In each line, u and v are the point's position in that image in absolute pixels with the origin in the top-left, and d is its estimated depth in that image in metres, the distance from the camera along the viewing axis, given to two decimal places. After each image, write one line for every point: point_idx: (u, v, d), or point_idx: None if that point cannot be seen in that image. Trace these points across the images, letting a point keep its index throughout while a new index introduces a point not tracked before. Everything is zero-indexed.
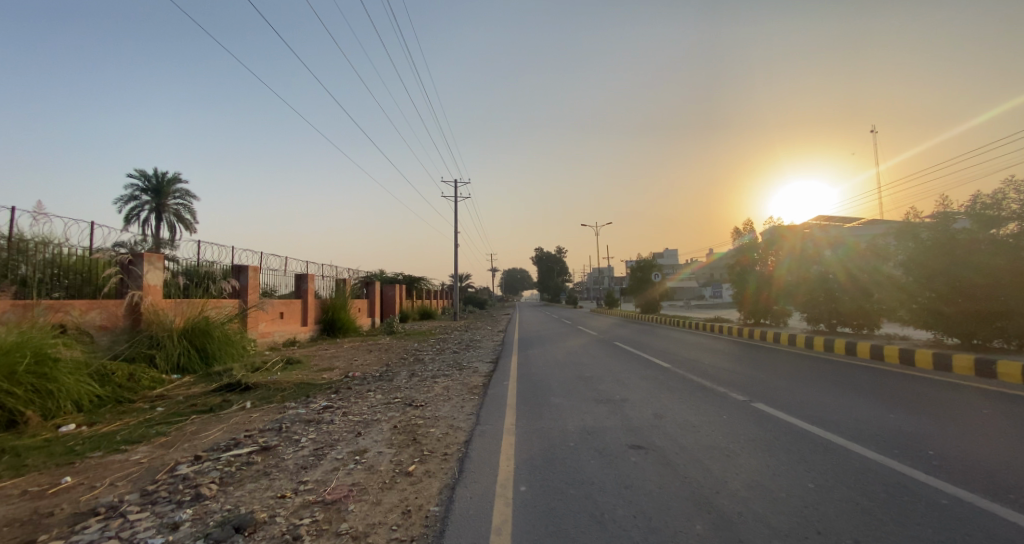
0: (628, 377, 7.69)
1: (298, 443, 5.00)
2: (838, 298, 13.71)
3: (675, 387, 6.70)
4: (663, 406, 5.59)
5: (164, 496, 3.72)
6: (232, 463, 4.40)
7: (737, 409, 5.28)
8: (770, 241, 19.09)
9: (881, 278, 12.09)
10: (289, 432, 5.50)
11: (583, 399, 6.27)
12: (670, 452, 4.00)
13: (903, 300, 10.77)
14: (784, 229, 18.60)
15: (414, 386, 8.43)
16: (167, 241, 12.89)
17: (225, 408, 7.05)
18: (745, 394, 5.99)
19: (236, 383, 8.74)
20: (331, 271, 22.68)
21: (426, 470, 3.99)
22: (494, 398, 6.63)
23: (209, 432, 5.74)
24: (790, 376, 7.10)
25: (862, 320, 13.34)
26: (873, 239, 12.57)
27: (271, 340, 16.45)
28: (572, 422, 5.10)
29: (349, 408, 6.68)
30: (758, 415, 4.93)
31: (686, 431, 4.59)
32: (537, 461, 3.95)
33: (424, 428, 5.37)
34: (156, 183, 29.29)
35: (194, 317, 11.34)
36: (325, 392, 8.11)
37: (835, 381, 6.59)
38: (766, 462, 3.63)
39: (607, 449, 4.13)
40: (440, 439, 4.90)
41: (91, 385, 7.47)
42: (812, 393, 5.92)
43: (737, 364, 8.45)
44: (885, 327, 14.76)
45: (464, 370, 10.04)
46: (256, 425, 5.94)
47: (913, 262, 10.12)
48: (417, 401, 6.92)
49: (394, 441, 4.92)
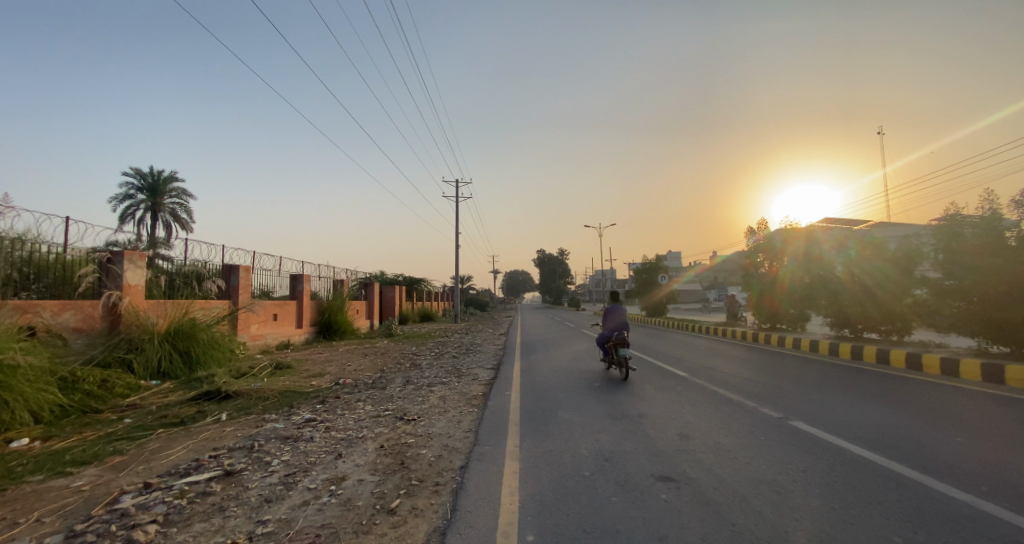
0: (642, 388, 7.00)
1: (268, 468, 4.32)
2: (866, 297, 12.77)
3: (697, 400, 6.00)
4: (688, 425, 4.90)
5: (91, 539, 3.01)
6: (184, 495, 3.71)
7: (774, 429, 4.60)
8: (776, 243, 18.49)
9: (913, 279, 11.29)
10: (260, 452, 4.81)
11: (595, 414, 5.58)
12: (706, 488, 3.30)
13: (939, 303, 9.99)
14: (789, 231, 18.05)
15: (407, 395, 7.74)
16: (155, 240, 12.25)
17: (197, 421, 6.37)
18: (779, 409, 5.32)
19: (215, 392, 8.07)
20: (329, 272, 22.05)
21: (412, 508, 3.32)
22: (495, 413, 5.94)
23: (171, 451, 5.05)
24: (821, 388, 6.45)
25: (891, 325, 12.52)
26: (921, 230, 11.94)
27: (262, 342, 15.79)
28: (584, 444, 4.41)
29: (333, 422, 6.00)
30: (803, 438, 4.25)
31: (720, 458, 3.90)
32: (546, 498, 3.27)
33: (414, 448, 4.69)
34: (152, 183, 28.73)
35: (178, 319, 10.71)
36: (311, 402, 7.43)
37: (877, 395, 5.88)
38: (831, 506, 2.95)
39: (630, 482, 3.45)
40: (431, 464, 4.22)
41: (54, 393, 6.80)
42: (858, 409, 5.25)
43: (761, 374, 7.70)
44: (915, 334, 13.80)
45: (463, 378, 9.37)
46: (226, 442, 5.26)
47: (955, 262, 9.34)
48: (409, 414, 6.25)
49: (379, 466, 4.23)
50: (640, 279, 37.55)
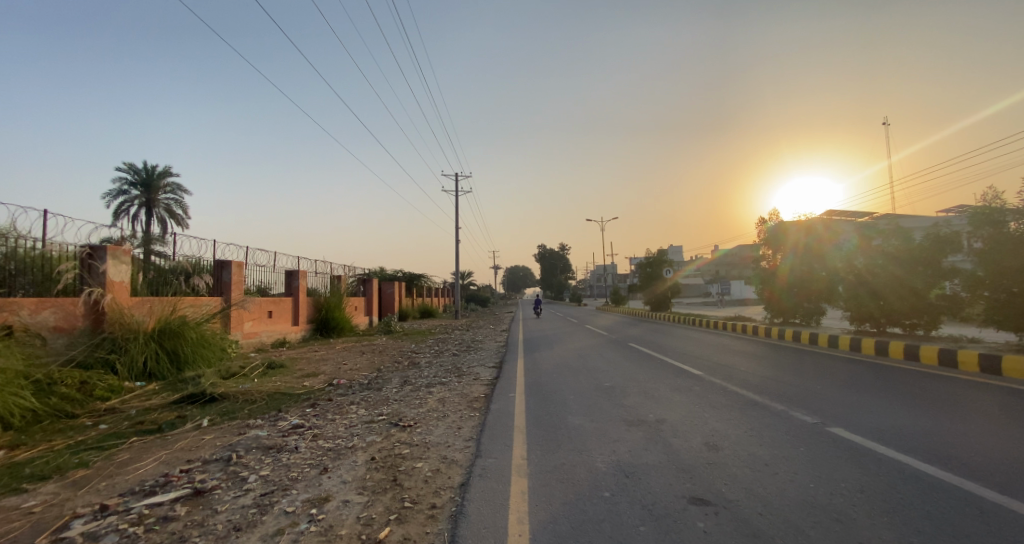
0: (657, 389, 6.52)
1: (243, 485, 3.81)
2: (893, 290, 12.02)
3: (719, 403, 5.50)
4: (714, 432, 4.41)
5: None
6: (142, 521, 3.21)
7: (813, 438, 4.09)
8: (772, 237, 18.17)
9: (944, 269, 10.89)
10: (238, 465, 4.31)
11: (608, 419, 5.08)
12: (750, 514, 2.80)
13: (979, 296, 9.39)
14: (783, 225, 17.76)
15: (405, 397, 7.24)
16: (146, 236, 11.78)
17: (176, 427, 5.88)
18: (813, 414, 4.81)
19: (200, 395, 7.58)
20: (326, 268, 21.56)
21: (404, 538, 2.82)
22: (499, 418, 5.45)
23: (141, 464, 4.56)
24: (851, 388, 5.97)
25: (917, 320, 11.87)
26: (947, 217, 11.61)
27: (257, 340, 15.32)
28: (599, 456, 3.91)
29: (322, 428, 5.50)
30: (851, 452, 3.73)
31: (758, 474, 3.39)
32: (563, 528, 2.76)
33: (409, 461, 4.19)
34: (145, 177, 28.15)
35: (166, 317, 10.19)
36: (301, 405, 6.94)
37: (919, 399, 5.37)
38: (909, 540, 2.44)
39: (658, 505, 2.95)
40: (426, 481, 3.72)
41: (25, 397, 6.28)
42: (903, 416, 4.75)
43: (783, 372, 7.18)
44: (942, 329, 13.17)
45: (463, 378, 8.87)
46: (202, 454, 4.75)
47: (998, 252, 8.77)
48: (405, 419, 5.75)
49: (368, 483, 3.73)
50: (644, 273, 37.04)
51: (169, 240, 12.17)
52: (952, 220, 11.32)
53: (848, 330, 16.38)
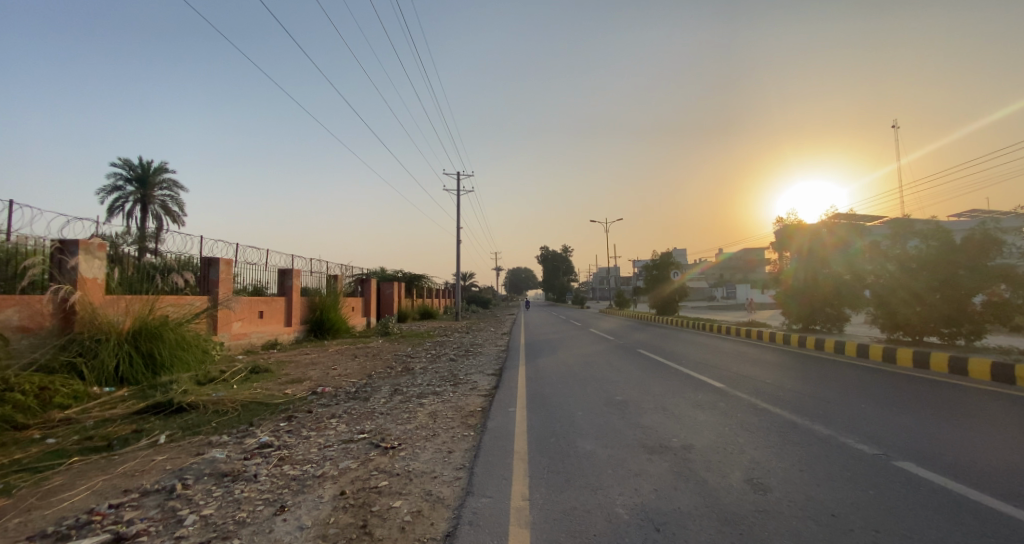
0: (677, 406, 5.75)
1: (176, 530, 3.05)
2: (932, 295, 11.09)
3: (754, 425, 4.72)
4: (758, 465, 3.64)
5: None
6: None
7: (881, 476, 3.32)
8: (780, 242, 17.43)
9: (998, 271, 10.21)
10: (182, 499, 3.56)
11: (624, 444, 4.33)
12: None
13: None
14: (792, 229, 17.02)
15: (392, 410, 6.51)
16: (151, 235, 11.32)
17: (127, 445, 5.14)
18: (870, 442, 4.05)
19: (168, 405, 6.85)
20: (321, 267, 20.81)
21: None
22: (496, 441, 4.68)
23: (69, 495, 3.82)
24: (903, 408, 5.17)
25: (960, 329, 11.03)
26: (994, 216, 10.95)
27: (245, 342, 14.62)
28: (618, 497, 3.15)
29: (292, 449, 4.76)
30: (937, 498, 2.96)
31: (827, 531, 2.62)
32: None
33: (385, 499, 3.43)
34: (140, 174, 27.55)
35: (144, 316, 9.50)
36: (276, 418, 6.18)
37: (992, 423, 4.56)
38: None
39: None
40: (403, 530, 2.95)
41: None
42: (981, 446, 3.95)
43: (819, 387, 6.38)
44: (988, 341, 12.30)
45: (459, 387, 8.10)
46: (144, 481, 4.01)
47: None
48: (388, 440, 4.99)
49: (331, 530, 2.98)
50: (649, 275, 36.19)
51: (161, 235, 11.40)
52: (1000, 220, 10.69)
53: (878, 338, 15.42)
